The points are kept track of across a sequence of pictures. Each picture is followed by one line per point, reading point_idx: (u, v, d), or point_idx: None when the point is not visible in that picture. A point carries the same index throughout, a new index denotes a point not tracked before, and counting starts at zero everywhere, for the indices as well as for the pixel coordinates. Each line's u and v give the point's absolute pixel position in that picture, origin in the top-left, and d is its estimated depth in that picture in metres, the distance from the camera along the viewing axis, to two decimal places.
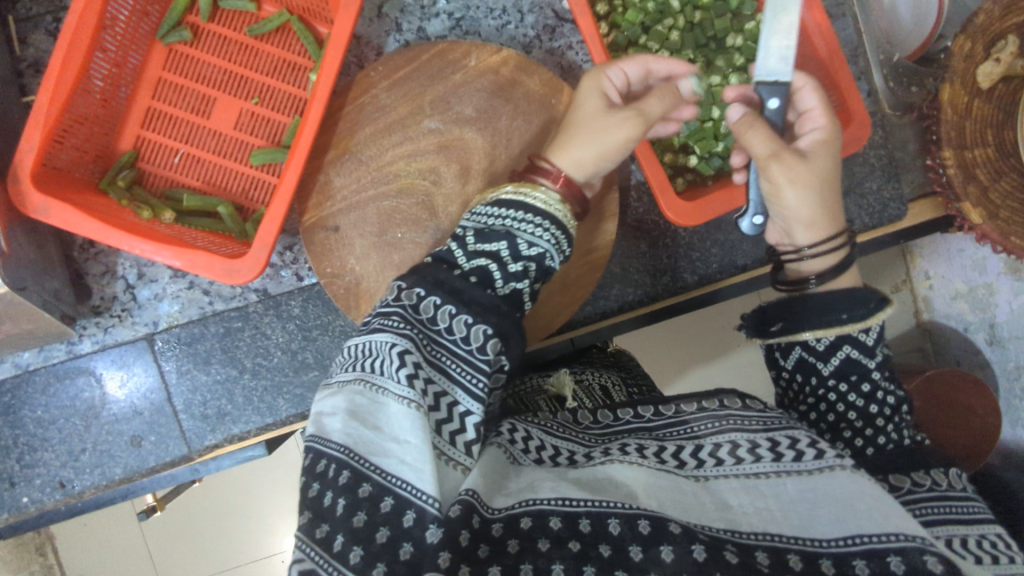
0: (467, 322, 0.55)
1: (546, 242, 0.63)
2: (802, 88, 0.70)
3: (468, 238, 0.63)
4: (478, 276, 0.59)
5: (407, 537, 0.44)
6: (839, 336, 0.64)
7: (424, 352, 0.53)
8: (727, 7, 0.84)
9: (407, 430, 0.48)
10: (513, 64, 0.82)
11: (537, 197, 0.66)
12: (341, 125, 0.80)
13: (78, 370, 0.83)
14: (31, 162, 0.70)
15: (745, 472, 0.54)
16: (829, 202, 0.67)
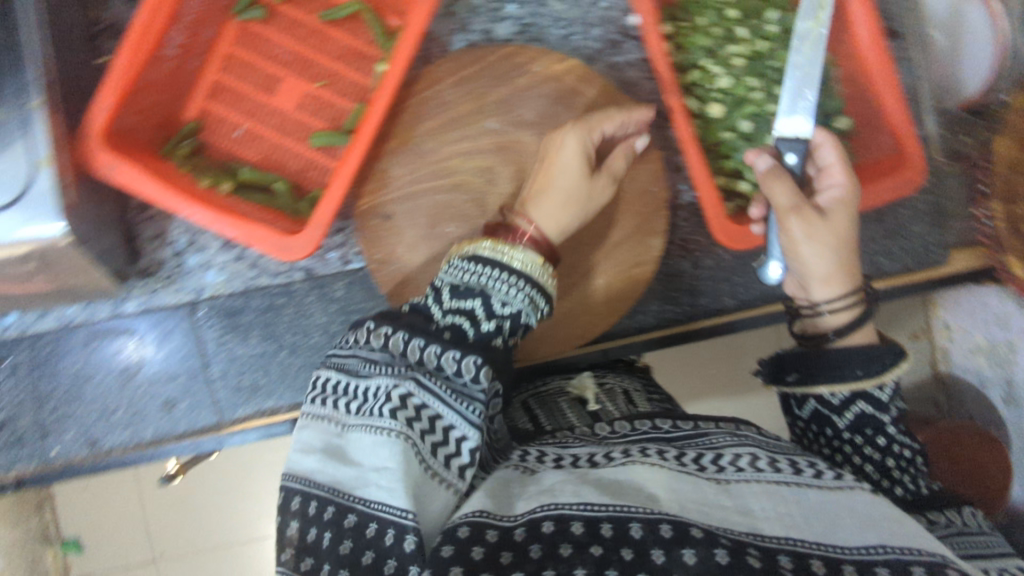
0: (456, 357, 0.60)
1: (520, 301, 0.65)
2: (823, 144, 0.72)
3: (445, 293, 0.66)
4: (451, 333, 0.63)
5: (390, 554, 0.51)
6: (854, 391, 0.68)
7: (419, 381, 0.59)
8: (792, 41, 0.86)
9: (393, 457, 0.54)
10: (576, 74, 0.83)
11: (515, 258, 0.66)
12: (404, 117, 0.82)
13: (120, 329, 0.84)
14: (104, 120, 0.71)
15: (766, 481, 0.57)
16: (847, 257, 0.67)
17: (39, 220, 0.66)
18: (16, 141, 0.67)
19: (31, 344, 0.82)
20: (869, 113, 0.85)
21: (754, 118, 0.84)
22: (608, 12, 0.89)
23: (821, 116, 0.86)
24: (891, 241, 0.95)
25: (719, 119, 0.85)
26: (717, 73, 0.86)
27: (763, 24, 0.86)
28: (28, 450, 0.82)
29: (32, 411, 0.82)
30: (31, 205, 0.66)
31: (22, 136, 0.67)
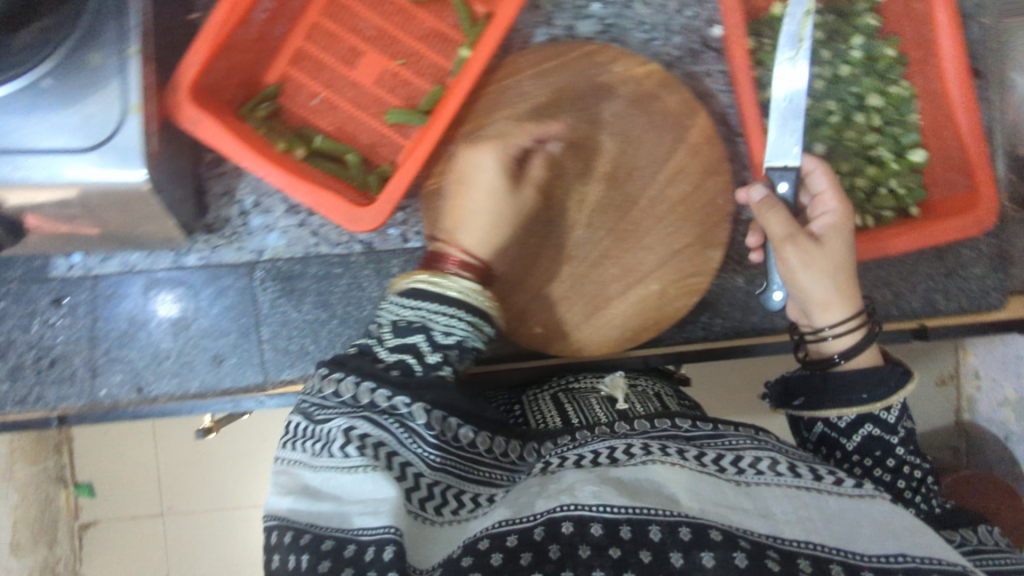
0: (388, 395, 0.59)
1: (461, 329, 0.66)
2: (813, 171, 0.74)
3: (386, 333, 0.65)
4: (400, 369, 0.62)
5: (372, 567, 0.48)
6: (862, 414, 0.69)
7: (385, 428, 0.57)
8: (875, 68, 0.86)
9: (378, 490, 0.52)
10: (656, 79, 0.83)
11: (452, 287, 0.68)
12: (482, 103, 0.82)
13: (178, 280, 0.85)
14: (192, 75, 0.72)
15: (787, 484, 0.60)
16: (848, 285, 0.69)
17: (127, 166, 0.69)
18: (112, 87, 0.68)
19: (92, 284, 0.84)
20: (947, 152, 0.84)
21: (829, 141, 0.85)
22: (691, 22, 0.89)
23: (897, 147, 0.87)
24: (950, 280, 0.94)
25: None
26: None
27: (848, 48, 0.86)
28: (78, 388, 0.83)
29: (85, 349, 0.84)
30: (121, 151, 0.69)
31: (118, 82, 0.69)
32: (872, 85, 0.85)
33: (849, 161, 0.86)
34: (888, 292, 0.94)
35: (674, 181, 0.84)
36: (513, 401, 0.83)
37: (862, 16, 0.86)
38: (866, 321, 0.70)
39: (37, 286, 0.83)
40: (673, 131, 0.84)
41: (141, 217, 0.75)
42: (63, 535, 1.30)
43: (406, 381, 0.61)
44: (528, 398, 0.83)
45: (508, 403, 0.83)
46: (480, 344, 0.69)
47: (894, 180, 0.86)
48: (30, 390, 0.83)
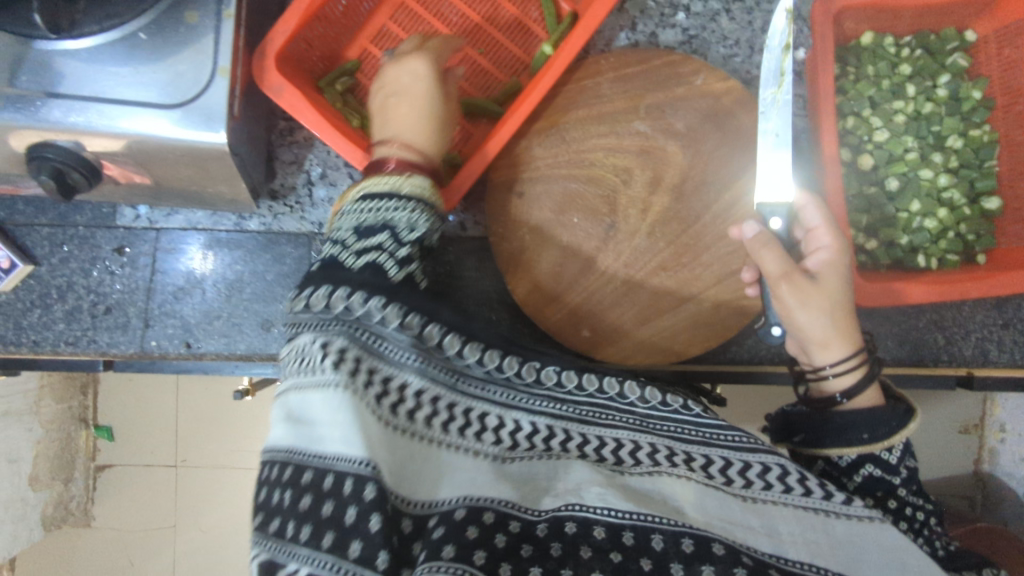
0: (365, 300, 0.55)
1: (421, 223, 0.64)
2: (807, 205, 0.68)
3: (346, 240, 0.61)
4: (372, 271, 0.58)
5: (351, 502, 0.45)
6: (862, 454, 0.64)
7: (356, 338, 0.52)
8: (959, 109, 0.85)
9: (340, 410, 0.48)
10: (736, 95, 0.82)
11: (405, 183, 0.65)
12: (558, 102, 0.82)
13: (239, 243, 0.86)
14: (281, 43, 0.74)
15: (797, 504, 0.58)
16: (841, 318, 0.64)
17: (207, 127, 0.69)
18: (205, 47, 0.70)
19: (154, 237, 0.85)
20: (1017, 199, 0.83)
21: (902, 177, 0.84)
22: None
23: (971, 192, 0.85)
24: (1004, 331, 0.93)
25: (866, 171, 0.85)
26: (876, 124, 0.84)
27: (934, 86, 0.85)
28: (129, 336, 0.85)
29: (141, 299, 0.85)
30: (204, 112, 0.69)
31: (210, 42, 0.70)
32: (955, 126, 0.83)
33: (920, 202, 0.84)
34: (941, 337, 0.93)
35: (741, 201, 0.82)
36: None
37: (951, 55, 0.85)
38: (863, 358, 0.64)
39: (102, 233, 0.85)
40: (748, 149, 0.82)
41: (214, 176, 0.76)
42: (79, 474, 1.35)
43: (394, 287, 0.58)
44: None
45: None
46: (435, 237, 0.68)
47: (964, 225, 0.84)
48: (84, 333, 0.85)
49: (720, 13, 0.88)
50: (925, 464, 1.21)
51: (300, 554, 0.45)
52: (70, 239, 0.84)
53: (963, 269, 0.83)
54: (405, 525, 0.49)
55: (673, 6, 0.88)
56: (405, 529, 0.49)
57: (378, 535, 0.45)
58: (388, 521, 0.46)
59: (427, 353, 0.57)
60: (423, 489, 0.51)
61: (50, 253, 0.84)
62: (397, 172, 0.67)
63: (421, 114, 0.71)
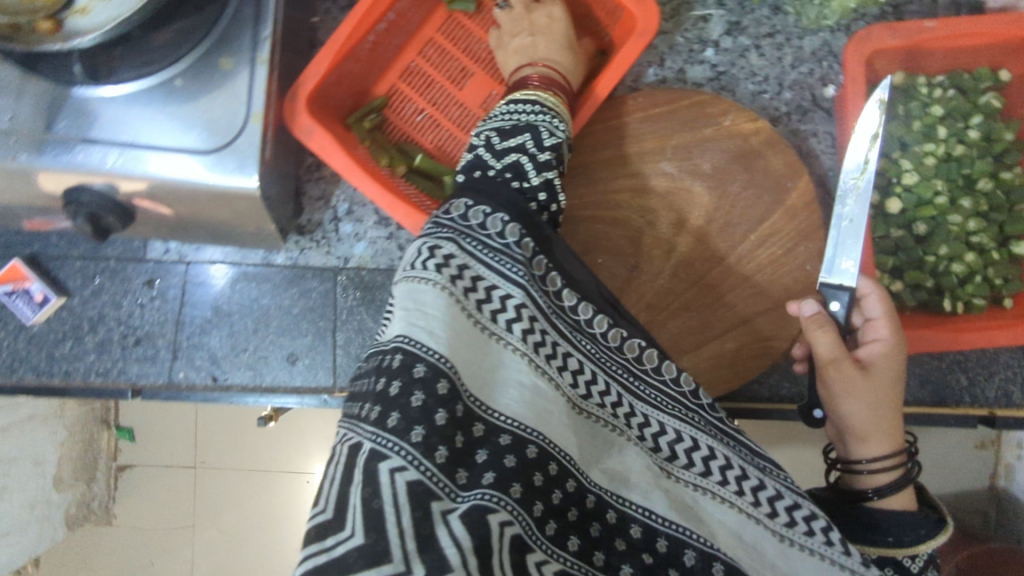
0: (484, 212, 0.56)
1: (561, 133, 0.66)
2: (868, 294, 0.69)
3: (491, 140, 0.63)
4: (513, 171, 0.60)
5: (419, 388, 0.46)
6: (881, 556, 0.61)
7: (463, 245, 0.54)
8: (990, 151, 0.84)
9: (435, 306, 0.50)
10: (764, 136, 0.82)
11: (547, 99, 0.69)
12: (585, 141, 0.82)
13: (265, 277, 0.87)
14: (312, 86, 0.74)
15: (829, 558, 0.55)
16: (890, 416, 0.65)
17: (239, 170, 0.70)
18: (240, 92, 0.70)
19: (184, 270, 0.87)
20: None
21: (930, 222, 0.83)
22: (804, 78, 0.88)
23: (1000, 236, 0.84)
24: None
25: (893, 214, 0.84)
26: (906, 167, 0.84)
27: (966, 127, 0.83)
28: (159, 367, 0.86)
29: (170, 332, 0.87)
30: (237, 155, 0.70)
31: (244, 89, 0.70)
32: (986, 169, 0.81)
33: (948, 245, 0.82)
34: (963, 376, 0.93)
35: (765, 243, 0.82)
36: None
37: (983, 95, 0.83)
38: (904, 462, 0.64)
39: (132, 265, 0.86)
40: (776, 192, 0.82)
41: (245, 215, 0.77)
42: (101, 475, 1.37)
43: (524, 211, 0.58)
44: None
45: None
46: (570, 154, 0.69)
47: (992, 269, 0.83)
48: (114, 364, 0.86)
49: (749, 50, 0.88)
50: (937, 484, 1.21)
51: (367, 430, 0.44)
52: (101, 272, 0.86)
53: (990, 315, 0.82)
54: (477, 429, 0.48)
55: (702, 42, 0.88)
56: (474, 434, 0.47)
57: (439, 431, 0.45)
58: (453, 424, 0.46)
59: (532, 278, 0.56)
60: (496, 398, 0.50)
61: (83, 285, 0.86)
62: (537, 86, 0.72)
63: (562, 43, 0.78)
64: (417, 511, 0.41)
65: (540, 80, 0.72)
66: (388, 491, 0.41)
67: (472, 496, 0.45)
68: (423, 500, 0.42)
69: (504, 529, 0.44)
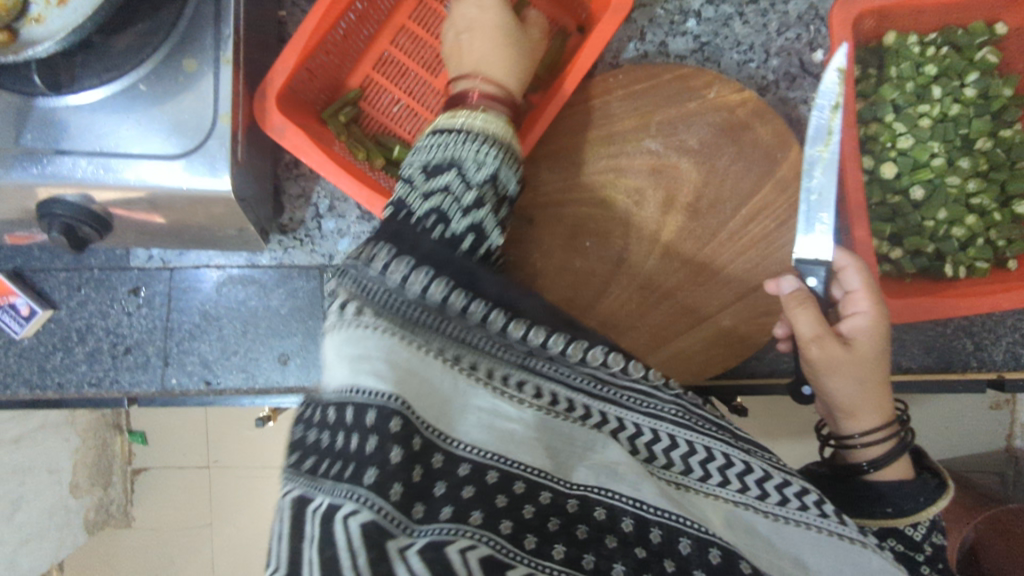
0: (403, 266, 0.53)
1: (491, 161, 0.63)
2: (846, 267, 0.67)
3: (413, 181, 0.60)
4: (435, 217, 0.57)
5: (391, 441, 0.41)
6: (883, 528, 0.62)
7: (381, 305, 0.51)
8: (989, 109, 0.80)
9: (375, 350, 0.46)
10: (751, 107, 0.79)
11: (474, 120, 0.65)
12: (566, 121, 0.80)
13: (251, 278, 0.86)
14: (281, 82, 0.72)
15: (830, 530, 0.52)
16: (879, 385, 0.64)
17: (212, 172, 0.69)
18: (206, 93, 0.69)
19: (168, 276, 0.86)
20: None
21: (928, 185, 0.80)
22: (791, 44, 0.85)
23: (1001, 196, 0.82)
24: None
25: (889, 179, 0.82)
26: (900, 130, 0.80)
27: (961, 85, 0.80)
28: (151, 374, 0.86)
29: (159, 339, 0.86)
30: (208, 156, 0.69)
31: (211, 89, 0.69)
32: (984, 128, 0.79)
33: (947, 208, 0.80)
34: (969, 342, 0.91)
35: (756, 218, 0.80)
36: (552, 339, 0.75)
37: (979, 51, 0.80)
38: (895, 431, 0.64)
39: (116, 274, 0.86)
40: (765, 164, 0.79)
41: (221, 218, 0.76)
42: (118, 479, 1.39)
43: (444, 260, 0.55)
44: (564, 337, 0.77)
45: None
46: (510, 179, 0.66)
47: (993, 231, 0.81)
48: (107, 374, 0.86)
49: (733, 18, 0.85)
50: (949, 443, 1.21)
51: (332, 491, 0.39)
52: (86, 283, 0.86)
53: (994, 278, 0.80)
54: (434, 459, 0.43)
55: (683, 13, 0.86)
56: (432, 465, 0.43)
57: (394, 472, 0.40)
58: (409, 458, 0.42)
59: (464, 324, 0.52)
60: (452, 427, 0.46)
61: (69, 297, 0.86)
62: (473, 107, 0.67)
63: (497, 62, 0.73)
64: (372, 552, 0.36)
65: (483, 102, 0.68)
66: (341, 536, 0.36)
67: (430, 530, 0.40)
68: (377, 540, 0.37)
69: (470, 555, 0.38)
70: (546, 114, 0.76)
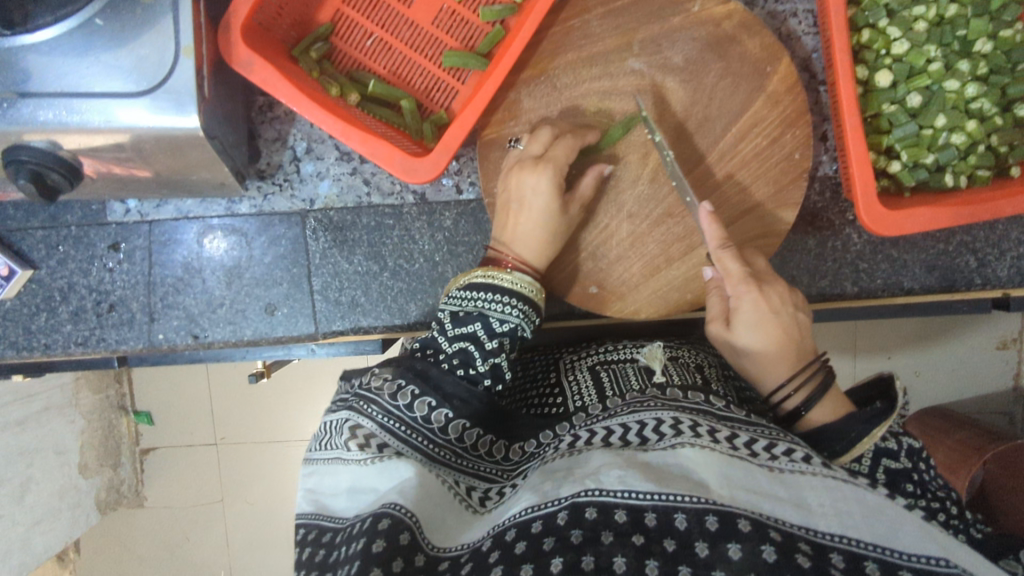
0: (413, 393, 0.63)
1: (516, 316, 0.69)
2: (721, 257, 0.69)
3: (447, 322, 0.70)
4: (459, 359, 0.67)
5: (381, 535, 0.48)
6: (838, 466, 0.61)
7: (378, 420, 0.61)
8: (987, 9, 0.75)
9: (382, 483, 0.56)
10: (737, 19, 0.75)
11: (505, 279, 0.70)
12: (544, 45, 0.77)
13: (231, 227, 0.86)
14: (245, 13, 0.68)
15: (823, 474, 0.51)
16: (783, 344, 0.68)
17: (179, 111, 0.67)
18: (166, 27, 0.66)
19: (147, 230, 0.86)
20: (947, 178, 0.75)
21: (925, 92, 0.77)
22: None
23: (1003, 100, 0.78)
24: None
25: (884, 89, 0.78)
26: (894, 36, 0.77)
27: None
28: (137, 332, 0.86)
29: (143, 295, 0.86)
30: (173, 94, 0.66)
31: (170, 23, 0.66)
32: (982, 29, 0.75)
33: (946, 115, 0.77)
34: (973, 259, 0.88)
35: (748, 135, 0.77)
36: (548, 380, 0.81)
37: None
38: (811, 370, 0.67)
39: (95, 230, 0.86)
40: (752, 79, 0.77)
41: (197, 164, 0.74)
42: (126, 459, 1.34)
43: (450, 393, 0.65)
44: (564, 365, 0.83)
45: (546, 385, 0.80)
46: (532, 330, 0.72)
47: (995, 136, 0.78)
48: (92, 333, 0.86)
49: None
50: (956, 379, 1.19)
51: None
52: (64, 240, 0.85)
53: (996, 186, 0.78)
54: (418, 559, 0.49)
55: None
56: (415, 564, 0.49)
57: (375, 557, 0.47)
58: (392, 550, 0.48)
59: (449, 442, 0.63)
60: (452, 538, 0.53)
61: (48, 256, 0.85)
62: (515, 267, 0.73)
63: (538, 226, 0.73)
64: None
65: (517, 264, 0.73)
66: None
67: None
68: None
69: None
70: (522, 33, 0.70)
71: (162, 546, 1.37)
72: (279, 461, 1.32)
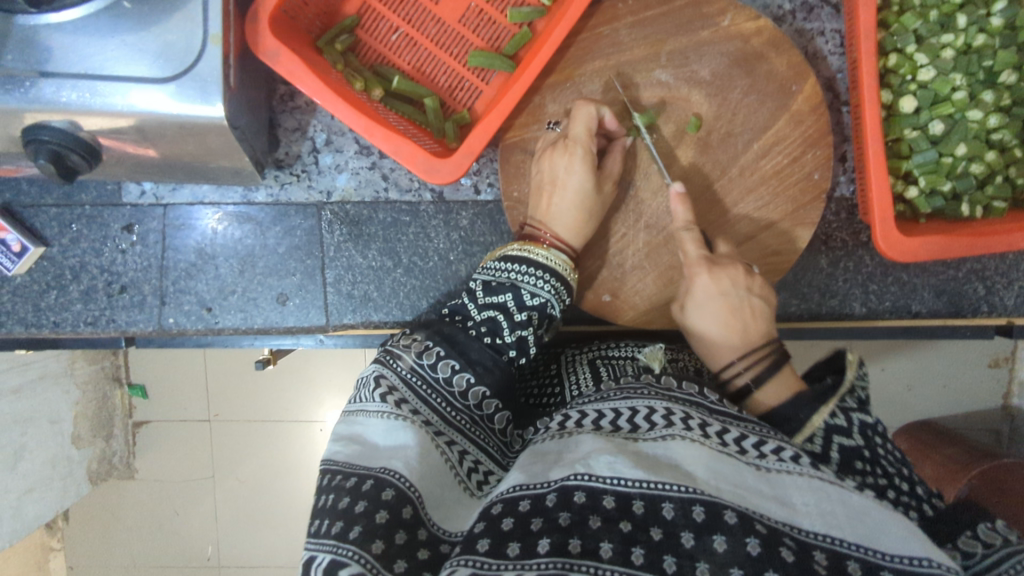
0: (438, 354, 0.66)
1: (547, 292, 0.71)
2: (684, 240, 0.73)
3: (478, 291, 0.72)
4: (487, 328, 0.69)
5: (385, 507, 0.49)
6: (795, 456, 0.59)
7: (398, 372, 0.64)
8: (1014, 40, 0.76)
9: (385, 439, 0.56)
10: (766, 36, 0.75)
11: (540, 254, 0.73)
12: (573, 51, 0.77)
13: (246, 215, 0.86)
14: (273, 4, 0.67)
15: (811, 474, 0.50)
16: (733, 324, 0.70)
17: (204, 100, 0.66)
18: (195, 13, 0.65)
19: (162, 212, 0.86)
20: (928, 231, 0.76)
21: (948, 120, 0.77)
22: None
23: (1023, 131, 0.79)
24: None
25: (908, 114, 0.79)
26: (921, 62, 0.77)
27: (988, 15, 0.76)
28: (147, 314, 0.87)
29: (155, 277, 0.87)
30: (199, 81, 0.66)
31: (200, 7, 0.65)
32: (1009, 60, 0.75)
33: (967, 144, 0.77)
34: (981, 287, 0.89)
35: (770, 153, 0.77)
36: (549, 372, 0.82)
37: None
38: (766, 353, 0.68)
39: (110, 211, 0.86)
40: (778, 96, 0.77)
41: (218, 151, 0.74)
42: (120, 430, 1.34)
43: (473, 360, 0.67)
44: (566, 358, 0.83)
45: (547, 376, 0.81)
46: (560, 310, 0.73)
47: (1013, 168, 0.79)
48: (102, 313, 0.87)
49: None
50: (947, 399, 1.21)
51: (328, 544, 0.47)
52: (78, 219, 0.86)
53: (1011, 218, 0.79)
54: (419, 534, 0.50)
55: None
56: (418, 538, 0.50)
57: (380, 527, 0.48)
58: (394, 522, 0.49)
59: (464, 411, 0.65)
60: (446, 520, 0.53)
61: (60, 234, 0.86)
62: (552, 245, 0.74)
63: (572, 203, 0.73)
64: None
65: (554, 241, 0.74)
66: None
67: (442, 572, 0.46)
68: None
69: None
70: (551, 37, 0.70)
71: (153, 520, 1.37)
72: (273, 441, 1.33)
